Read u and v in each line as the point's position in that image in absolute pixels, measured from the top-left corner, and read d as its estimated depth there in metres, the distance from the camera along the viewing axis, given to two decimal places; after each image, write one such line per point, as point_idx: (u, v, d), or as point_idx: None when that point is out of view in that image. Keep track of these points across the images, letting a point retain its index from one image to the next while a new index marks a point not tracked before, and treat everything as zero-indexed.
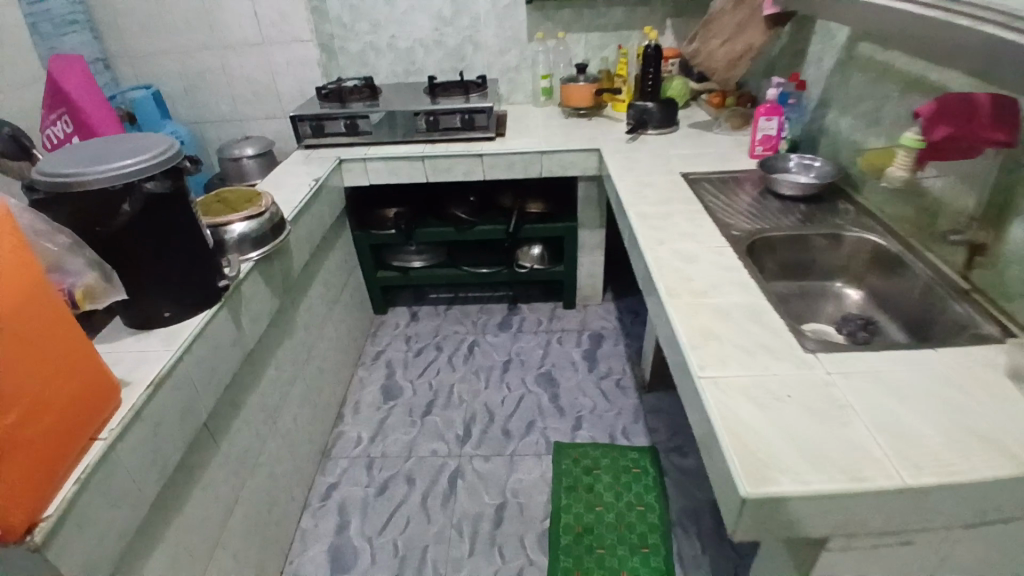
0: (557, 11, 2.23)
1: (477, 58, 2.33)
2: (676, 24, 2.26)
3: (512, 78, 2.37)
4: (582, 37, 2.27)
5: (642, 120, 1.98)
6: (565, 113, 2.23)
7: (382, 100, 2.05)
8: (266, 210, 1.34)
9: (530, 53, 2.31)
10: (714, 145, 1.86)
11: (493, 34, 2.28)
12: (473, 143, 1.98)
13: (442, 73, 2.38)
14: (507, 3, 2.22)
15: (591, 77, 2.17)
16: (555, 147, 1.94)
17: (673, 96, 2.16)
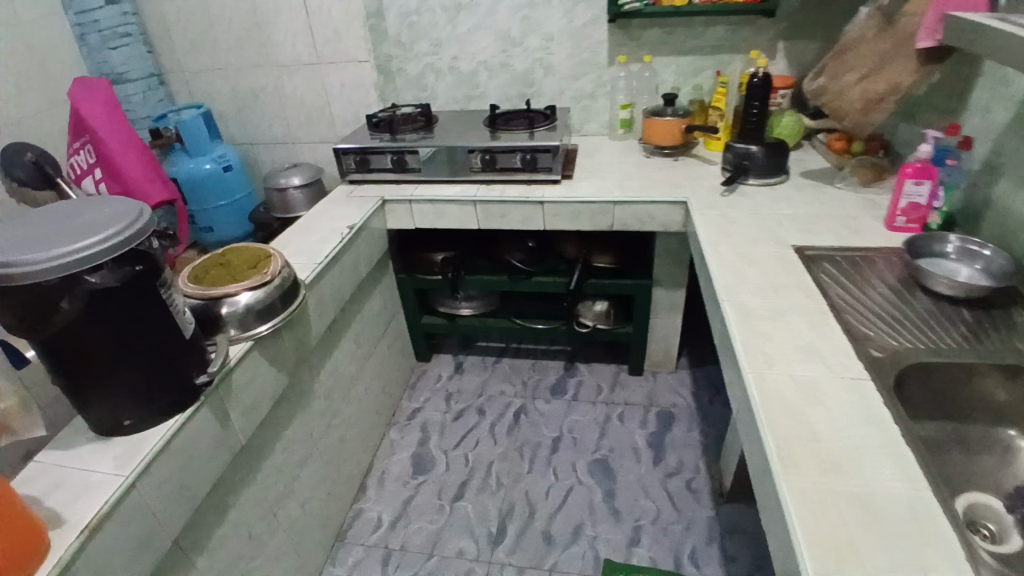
0: (642, 32, 1.91)
1: (546, 83, 2.06)
2: (790, 48, 1.85)
3: (585, 105, 2.07)
4: (672, 60, 1.93)
5: (746, 165, 1.63)
6: (645, 151, 1.93)
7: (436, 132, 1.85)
8: (274, 277, 1.16)
9: (608, 78, 2.00)
10: (831, 205, 1.49)
11: (566, 57, 2.00)
12: (534, 186, 1.73)
13: (507, 98, 2.13)
14: (584, 22, 1.93)
15: (680, 109, 1.85)
16: (628, 197, 1.64)
17: (780, 134, 1.83)
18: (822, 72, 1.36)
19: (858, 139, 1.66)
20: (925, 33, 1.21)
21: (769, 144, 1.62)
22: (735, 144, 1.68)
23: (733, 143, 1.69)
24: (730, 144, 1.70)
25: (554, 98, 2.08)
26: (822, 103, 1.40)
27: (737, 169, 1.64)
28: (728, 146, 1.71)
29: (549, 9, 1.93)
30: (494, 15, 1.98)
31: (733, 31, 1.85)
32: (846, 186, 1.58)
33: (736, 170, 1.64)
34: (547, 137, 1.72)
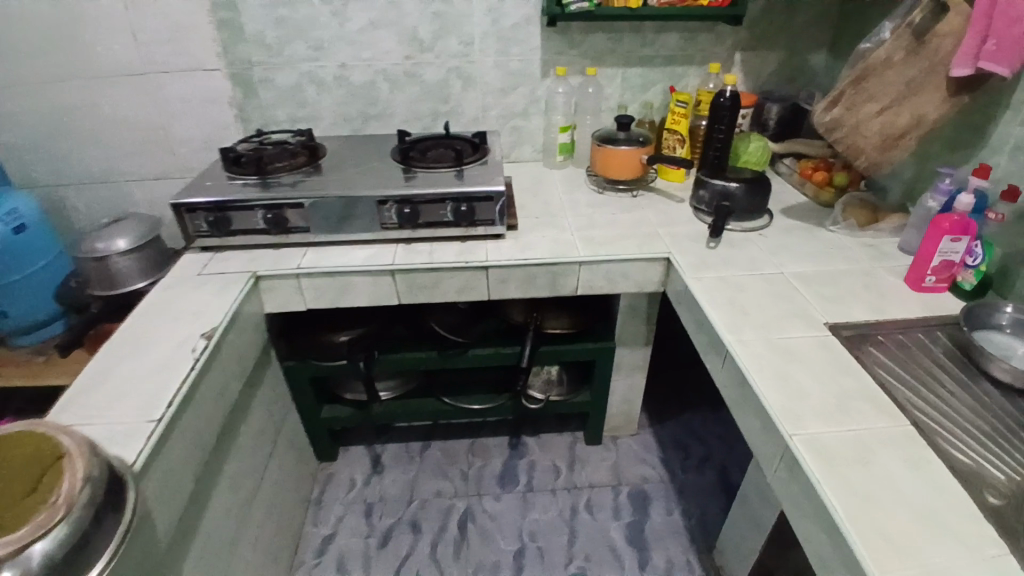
0: (583, 37, 1.58)
1: (466, 98, 1.65)
2: (747, 60, 1.64)
3: (516, 126, 1.70)
4: (617, 72, 1.63)
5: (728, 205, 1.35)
6: (595, 184, 1.59)
7: (331, 174, 1.36)
8: (75, 498, 0.67)
9: (541, 93, 1.66)
10: (835, 256, 1.26)
11: (491, 66, 1.61)
12: (472, 245, 1.30)
13: (417, 117, 1.68)
14: (513, 23, 1.55)
15: (636, 135, 1.53)
16: (597, 251, 1.29)
17: (748, 162, 1.57)
18: (836, 101, 1.14)
19: (841, 171, 1.44)
20: (962, 58, 1.00)
21: (749, 180, 1.36)
22: (708, 179, 1.40)
23: (704, 177, 1.42)
24: (700, 180, 1.42)
25: (476, 116, 1.68)
26: (833, 140, 1.16)
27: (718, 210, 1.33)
28: (699, 181, 1.43)
29: (470, 5, 1.52)
30: (397, 11, 1.52)
31: (687, 39, 1.59)
32: (839, 228, 1.35)
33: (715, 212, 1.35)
34: (479, 182, 1.32)
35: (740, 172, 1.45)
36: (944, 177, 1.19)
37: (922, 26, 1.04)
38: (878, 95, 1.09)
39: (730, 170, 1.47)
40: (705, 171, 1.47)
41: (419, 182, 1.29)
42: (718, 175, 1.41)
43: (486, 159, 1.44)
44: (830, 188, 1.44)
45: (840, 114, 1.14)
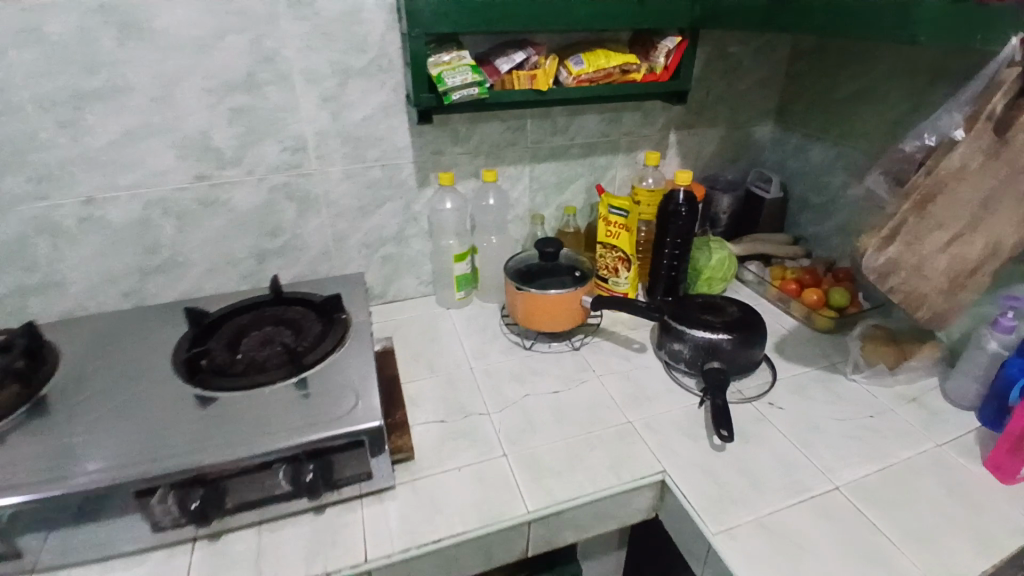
0: (469, 129, 1.11)
1: (308, 225, 1.11)
2: (682, 141, 1.26)
3: (388, 255, 1.19)
4: (523, 170, 1.19)
5: (720, 366, 0.93)
6: (519, 339, 1.10)
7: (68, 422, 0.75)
8: None
9: (419, 208, 1.16)
10: (887, 438, 0.87)
11: (340, 178, 1.09)
12: (334, 527, 0.75)
13: (232, 261, 1.10)
14: (364, 115, 1.05)
15: (566, 264, 1.08)
16: (552, 492, 0.79)
17: (713, 279, 1.18)
18: (889, 234, 0.74)
19: (835, 287, 1.10)
20: None
21: (735, 329, 0.96)
22: (682, 326, 0.98)
23: (674, 321, 0.99)
24: (668, 325, 1.00)
25: (325, 248, 1.14)
26: (887, 288, 0.76)
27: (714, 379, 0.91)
28: (666, 325, 1.00)
29: (293, 95, 1.00)
30: (172, 110, 0.94)
31: (609, 122, 1.20)
32: (859, 376, 0.98)
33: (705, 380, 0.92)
34: (335, 408, 0.75)
35: (715, 299, 1.04)
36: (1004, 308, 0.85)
37: (1005, 117, 0.68)
38: (947, 221, 0.73)
39: (702, 296, 1.06)
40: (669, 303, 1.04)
41: (229, 424, 0.74)
42: (694, 316, 0.99)
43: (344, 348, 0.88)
44: (829, 309, 1.09)
45: (897, 252, 0.75)
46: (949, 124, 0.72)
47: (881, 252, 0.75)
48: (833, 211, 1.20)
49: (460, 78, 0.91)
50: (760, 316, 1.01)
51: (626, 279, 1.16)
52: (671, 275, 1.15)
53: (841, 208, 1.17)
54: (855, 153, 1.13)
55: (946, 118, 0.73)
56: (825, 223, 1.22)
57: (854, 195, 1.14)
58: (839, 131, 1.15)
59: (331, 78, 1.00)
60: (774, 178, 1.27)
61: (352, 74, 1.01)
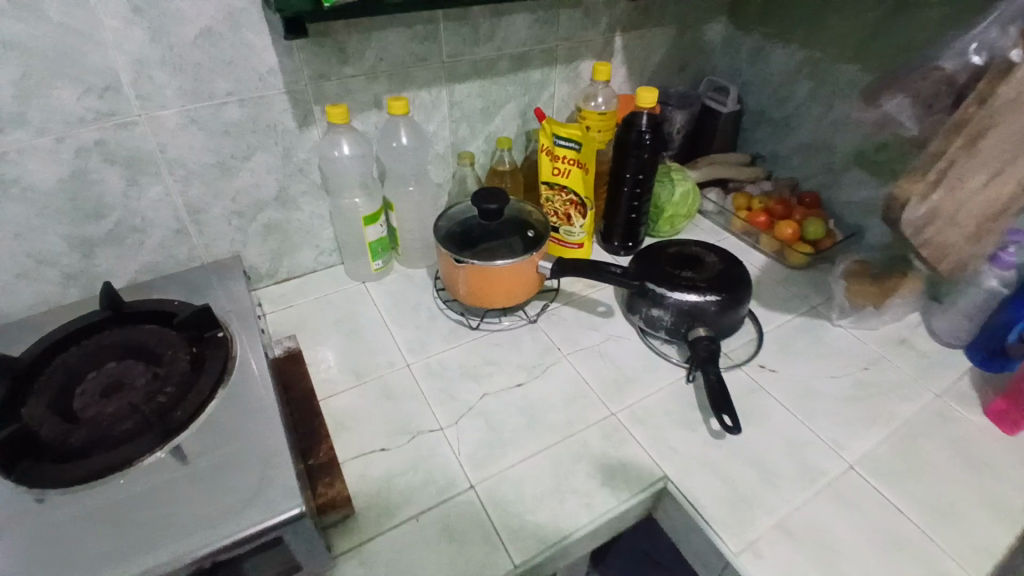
0: (360, 43, 0.81)
1: (148, 196, 0.79)
2: (628, 46, 1.03)
3: (272, 224, 0.89)
4: (440, 97, 0.91)
5: (709, 333, 0.79)
6: (463, 317, 0.89)
7: None
8: None
9: (302, 158, 0.86)
10: (885, 395, 0.80)
11: (181, 125, 0.76)
12: None
13: (47, 258, 0.77)
14: (200, 29, 0.71)
15: (512, 219, 0.86)
16: (543, 530, 0.63)
17: (675, 217, 1.02)
18: (934, 181, 0.64)
19: (810, 218, 0.98)
20: None
21: (720, 286, 0.81)
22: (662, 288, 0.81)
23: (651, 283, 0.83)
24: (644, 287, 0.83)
25: (176, 224, 0.83)
26: (922, 240, 0.68)
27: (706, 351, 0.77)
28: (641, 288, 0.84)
29: (83, 6, 0.64)
30: None
31: (544, 25, 0.93)
32: (845, 323, 0.89)
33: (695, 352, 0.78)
34: (232, 496, 0.55)
35: (690, 249, 0.89)
36: (1008, 243, 0.77)
37: None
38: (992, 162, 0.61)
39: (674, 244, 0.90)
40: (641, 258, 0.87)
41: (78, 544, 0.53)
42: (672, 273, 0.83)
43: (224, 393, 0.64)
44: (804, 243, 0.97)
45: (938, 200, 0.65)
46: (1004, 41, 0.60)
47: (922, 202, 0.66)
48: (795, 126, 1.05)
49: None
50: (741, 265, 0.87)
51: (581, 227, 0.96)
52: (631, 218, 0.98)
53: (806, 123, 1.02)
54: (822, 58, 0.96)
55: (1002, 33, 0.60)
56: (786, 140, 1.07)
57: (822, 108, 0.99)
58: (804, 29, 0.98)
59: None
60: (733, 88, 1.09)
61: None
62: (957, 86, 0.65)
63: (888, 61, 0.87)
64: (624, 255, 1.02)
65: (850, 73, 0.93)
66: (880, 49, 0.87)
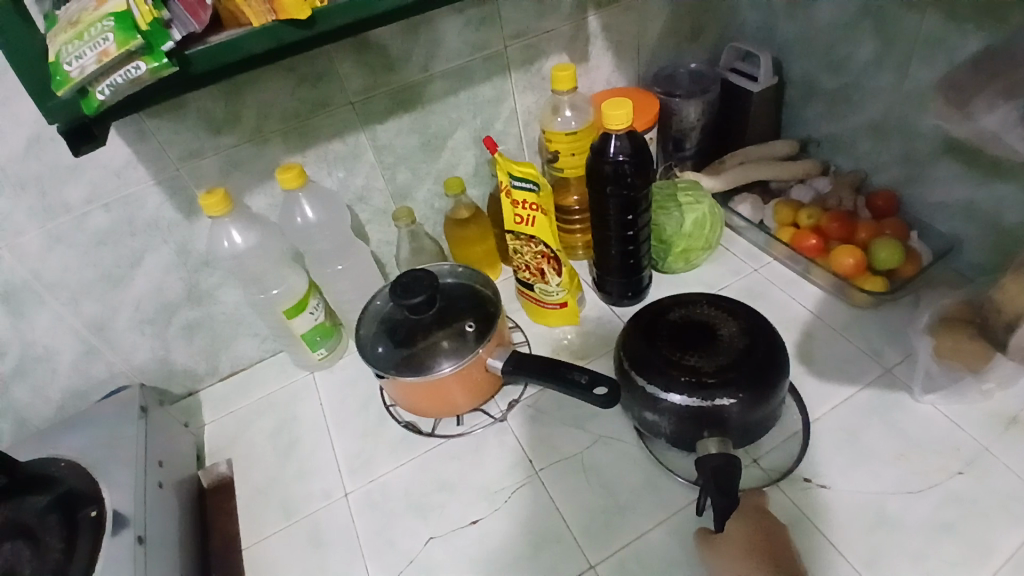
0: (231, 107, 0.63)
1: (41, 326, 0.69)
2: (607, 24, 0.76)
3: (192, 324, 0.76)
4: (357, 145, 0.72)
5: (722, 450, 0.55)
6: (416, 421, 0.73)
7: None
8: None
9: (203, 250, 0.72)
10: (1001, 526, 0.54)
11: (46, 246, 0.64)
12: None
13: None
14: (25, 139, 0.58)
15: (451, 300, 0.67)
16: None
17: (690, 251, 0.77)
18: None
19: (880, 239, 0.71)
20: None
21: (736, 378, 0.55)
22: (654, 387, 0.57)
23: (638, 376, 0.58)
24: (630, 380, 0.59)
25: (82, 345, 0.73)
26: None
27: (712, 482, 0.53)
28: (628, 380, 0.59)
29: None
30: None
31: (479, 26, 0.70)
32: (933, 397, 0.62)
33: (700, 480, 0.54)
34: None
35: (702, 311, 0.62)
36: None
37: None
38: None
39: (679, 305, 0.63)
40: (629, 332, 0.62)
41: None
42: (669, 361, 0.57)
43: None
44: (874, 274, 0.71)
45: None
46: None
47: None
48: (858, 100, 0.74)
49: (94, 55, 0.42)
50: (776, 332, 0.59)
51: (559, 285, 0.75)
52: (627, 265, 0.75)
53: (870, 95, 0.72)
54: (885, 1, 0.65)
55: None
56: (847, 119, 0.77)
57: (894, 74, 0.68)
58: None
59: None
60: (763, 53, 0.79)
61: None
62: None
63: (993, 4, 0.55)
64: (627, 305, 0.79)
65: (932, 23, 0.61)
66: None
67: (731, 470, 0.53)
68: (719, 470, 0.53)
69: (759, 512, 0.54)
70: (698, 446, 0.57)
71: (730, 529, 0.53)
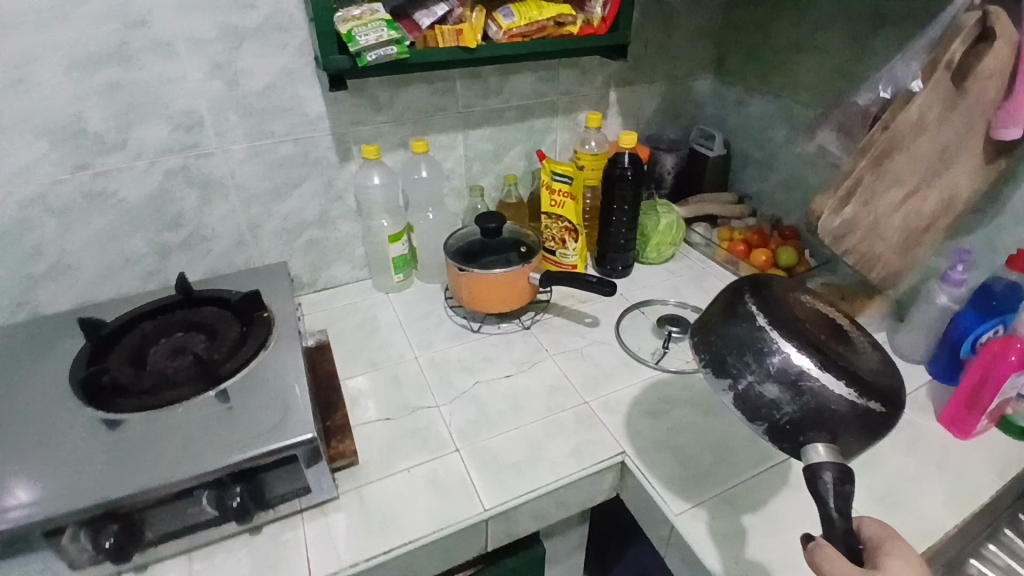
0: (390, 95, 1.00)
1: (213, 215, 0.97)
2: (624, 99, 1.19)
3: (312, 240, 1.07)
4: (457, 138, 1.09)
5: (843, 460, 0.49)
6: (468, 322, 1.03)
7: None
8: None
9: (341, 186, 1.04)
10: None
11: (246, 156, 0.95)
12: (276, 548, 0.68)
13: (134, 259, 0.95)
14: (265, 83, 0.91)
15: (511, 239, 1.00)
16: (512, 487, 0.75)
17: (661, 245, 1.15)
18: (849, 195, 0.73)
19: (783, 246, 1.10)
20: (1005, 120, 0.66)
21: (884, 388, 0.52)
22: (805, 362, 0.51)
23: (785, 342, 0.52)
24: (769, 344, 0.52)
25: (237, 237, 1.01)
26: (845, 249, 0.75)
27: (834, 500, 0.45)
28: (762, 341, 0.53)
29: (178, 63, 0.85)
30: (28, 90, 0.78)
31: (545, 81, 1.11)
32: None
33: (814, 499, 0.47)
34: (256, 429, 0.67)
35: (830, 316, 0.60)
36: (955, 262, 0.85)
37: (961, 66, 0.67)
38: (896, 180, 0.72)
39: (807, 302, 0.60)
40: (771, 300, 0.56)
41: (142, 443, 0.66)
42: (820, 344, 0.53)
43: (269, 347, 0.79)
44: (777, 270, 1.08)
45: (854, 212, 0.73)
46: (905, 73, 0.71)
47: (837, 214, 0.73)
48: (776, 167, 1.16)
49: (375, 36, 0.79)
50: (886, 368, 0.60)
51: (574, 250, 1.10)
52: (621, 244, 1.11)
53: (784, 163, 1.14)
54: (794, 106, 1.09)
55: (903, 67, 0.72)
56: (768, 180, 1.19)
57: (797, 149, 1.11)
58: (777, 82, 1.11)
59: (221, 42, 0.86)
60: (716, 133, 1.22)
61: (247, 35, 0.87)
62: (872, 117, 0.77)
63: None
64: (615, 277, 1.14)
65: (816, 119, 1.05)
66: (838, 94, 0.99)
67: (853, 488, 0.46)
68: (837, 484, 0.46)
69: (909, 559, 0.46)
70: (805, 447, 0.50)
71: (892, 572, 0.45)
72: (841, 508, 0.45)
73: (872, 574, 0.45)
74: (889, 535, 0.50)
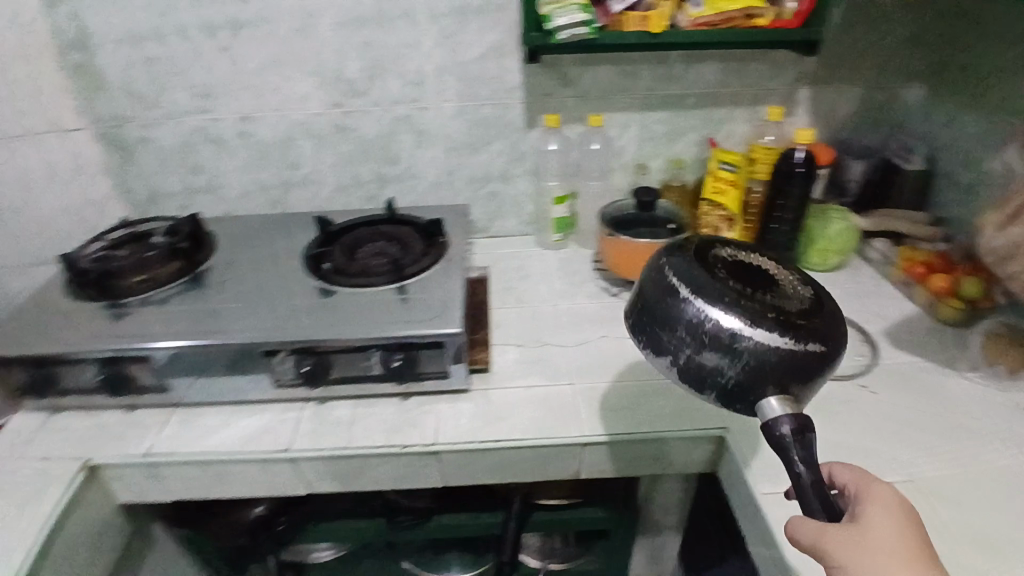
0: (579, 73, 1.12)
1: (420, 157, 1.20)
2: (816, 97, 1.16)
3: (492, 192, 1.25)
4: (635, 119, 1.17)
5: (796, 411, 0.55)
6: (609, 286, 1.13)
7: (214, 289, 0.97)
8: None
9: (524, 149, 1.20)
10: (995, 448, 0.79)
11: (453, 113, 1.15)
12: (415, 413, 0.87)
13: (360, 183, 1.22)
14: (478, 54, 1.10)
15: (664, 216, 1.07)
16: (609, 423, 0.84)
17: (826, 251, 1.11)
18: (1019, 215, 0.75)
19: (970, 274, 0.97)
20: None
21: (820, 326, 0.58)
22: (734, 325, 0.56)
23: (709, 313, 0.57)
24: (694, 318, 0.58)
25: (435, 179, 1.23)
26: (1010, 271, 0.77)
27: (798, 449, 0.53)
28: (687, 317, 0.58)
29: (417, 32, 1.07)
30: (306, 37, 1.07)
31: (731, 72, 1.13)
32: (976, 374, 0.89)
33: (779, 453, 0.54)
34: (419, 318, 0.85)
35: (756, 262, 0.65)
36: None
37: None
38: None
39: (729, 258, 0.65)
40: (688, 267, 0.61)
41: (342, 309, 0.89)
42: (745, 298, 0.59)
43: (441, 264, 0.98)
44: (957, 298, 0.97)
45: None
46: None
47: (1002, 232, 0.77)
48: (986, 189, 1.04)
49: (572, 19, 0.91)
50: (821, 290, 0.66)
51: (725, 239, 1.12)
52: (777, 242, 1.10)
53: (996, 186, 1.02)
54: None
55: None
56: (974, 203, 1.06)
57: None
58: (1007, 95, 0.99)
59: (451, 16, 1.06)
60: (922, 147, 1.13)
61: (471, 13, 1.06)
62: None
63: None
64: None
65: None
66: None
67: (810, 434, 0.54)
68: (797, 434, 0.53)
69: (879, 500, 0.55)
70: (760, 403, 0.57)
71: (868, 518, 0.53)
72: (803, 454, 0.52)
73: (851, 524, 0.53)
74: (861, 478, 0.58)
